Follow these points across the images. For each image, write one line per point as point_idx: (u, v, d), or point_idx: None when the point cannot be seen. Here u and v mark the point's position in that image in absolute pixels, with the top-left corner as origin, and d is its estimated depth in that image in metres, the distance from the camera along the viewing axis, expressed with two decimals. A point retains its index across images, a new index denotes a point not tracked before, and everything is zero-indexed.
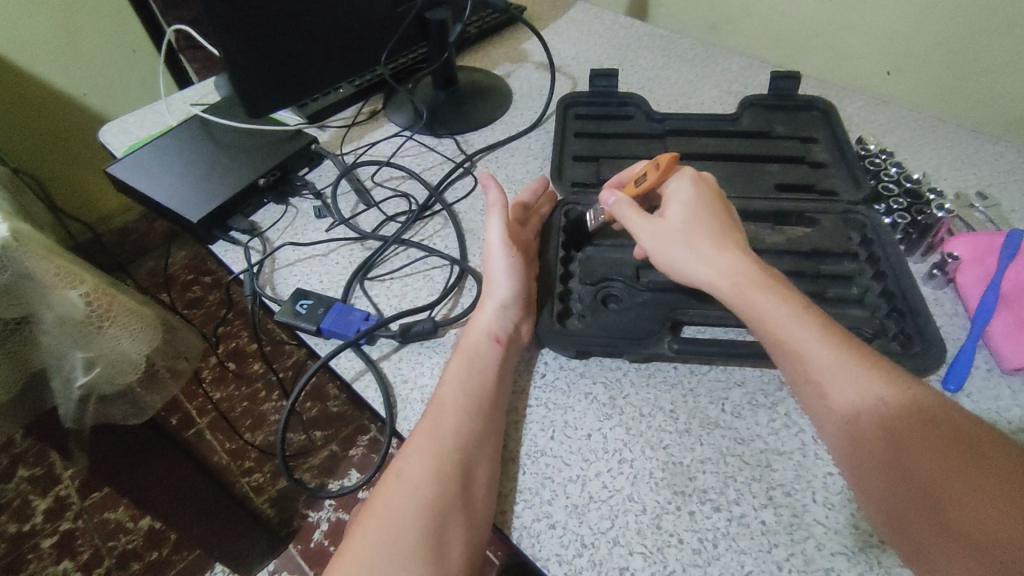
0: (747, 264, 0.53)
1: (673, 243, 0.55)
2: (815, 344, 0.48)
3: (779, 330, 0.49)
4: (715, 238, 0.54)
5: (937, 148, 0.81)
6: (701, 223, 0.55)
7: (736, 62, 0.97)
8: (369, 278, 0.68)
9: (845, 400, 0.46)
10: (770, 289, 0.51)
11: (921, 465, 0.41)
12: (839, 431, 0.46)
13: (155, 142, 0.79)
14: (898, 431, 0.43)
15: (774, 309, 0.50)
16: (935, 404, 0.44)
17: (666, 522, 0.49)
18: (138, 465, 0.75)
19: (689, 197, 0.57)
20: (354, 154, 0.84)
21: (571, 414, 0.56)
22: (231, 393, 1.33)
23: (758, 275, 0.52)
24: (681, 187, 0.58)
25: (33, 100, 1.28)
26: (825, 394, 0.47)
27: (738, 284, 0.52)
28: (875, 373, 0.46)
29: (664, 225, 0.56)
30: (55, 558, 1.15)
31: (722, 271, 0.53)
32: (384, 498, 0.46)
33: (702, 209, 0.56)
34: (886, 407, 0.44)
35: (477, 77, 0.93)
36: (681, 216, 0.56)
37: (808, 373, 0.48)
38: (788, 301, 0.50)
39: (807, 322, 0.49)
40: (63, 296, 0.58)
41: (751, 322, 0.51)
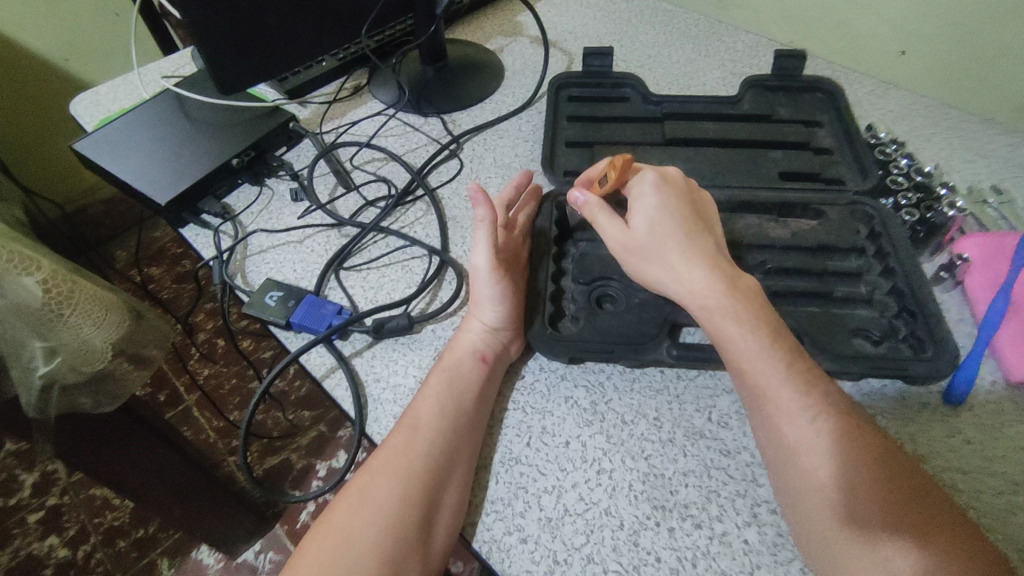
0: (720, 280, 0.49)
1: (643, 258, 0.52)
2: (775, 379, 0.46)
3: (744, 361, 0.47)
4: (683, 250, 0.51)
5: (951, 137, 0.76)
6: (668, 237, 0.51)
7: (742, 40, 0.92)
8: (345, 267, 0.65)
9: (803, 435, 0.44)
10: (735, 315, 0.48)
11: (872, 501, 0.41)
12: (788, 465, 0.44)
13: (125, 116, 0.75)
14: (847, 467, 0.42)
15: (738, 337, 0.48)
16: (880, 437, 0.44)
17: (644, 539, 0.46)
18: (112, 452, 0.71)
19: (654, 204, 0.52)
20: (335, 133, 0.80)
21: (550, 419, 0.53)
22: (218, 371, 1.31)
23: (727, 297, 0.49)
24: (645, 192, 0.54)
25: (11, 64, 1.23)
26: (774, 425, 0.46)
27: (710, 305, 0.49)
28: (823, 405, 0.45)
29: (632, 236, 0.53)
30: (42, 534, 1.14)
31: (696, 288, 0.50)
32: (343, 517, 0.45)
33: (668, 218, 0.52)
34: (837, 443, 0.43)
35: (468, 52, 0.88)
36: (647, 227, 0.52)
37: (766, 406, 0.46)
38: (756, 331, 0.48)
39: (771, 355, 0.47)
40: (17, 283, 0.56)
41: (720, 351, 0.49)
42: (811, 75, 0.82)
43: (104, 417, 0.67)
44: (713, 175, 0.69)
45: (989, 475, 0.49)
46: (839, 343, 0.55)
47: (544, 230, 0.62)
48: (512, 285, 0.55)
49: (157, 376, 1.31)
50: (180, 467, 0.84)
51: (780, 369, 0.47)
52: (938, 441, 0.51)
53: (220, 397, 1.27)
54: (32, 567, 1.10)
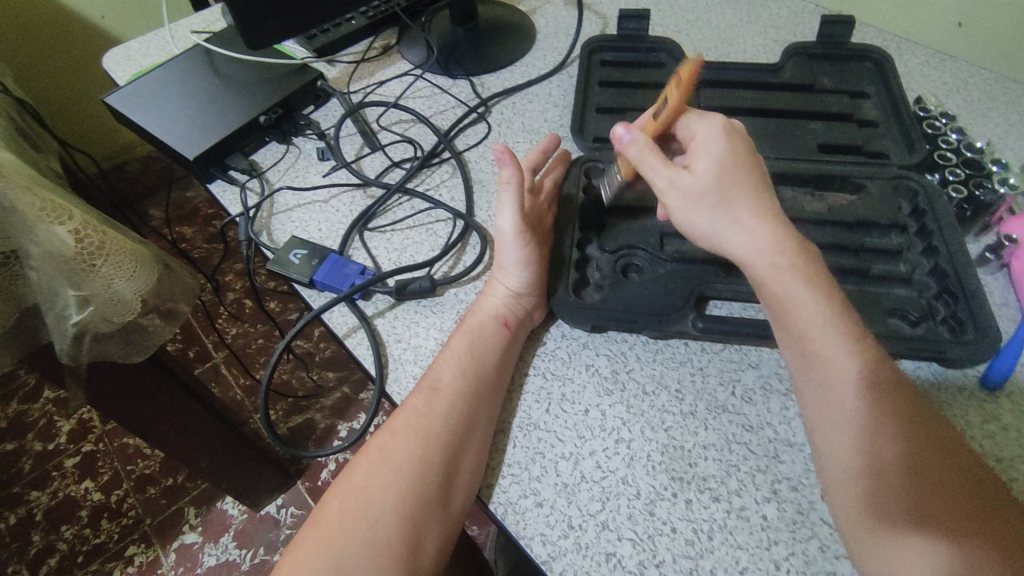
0: (784, 242, 0.47)
1: (701, 209, 0.48)
2: (839, 351, 0.44)
3: (811, 327, 0.45)
4: (750, 203, 0.47)
5: (1006, 112, 0.72)
6: (736, 186, 0.47)
7: (787, 5, 0.88)
8: (370, 228, 0.65)
9: (852, 406, 0.43)
10: (801, 276, 0.46)
11: (897, 483, 0.40)
12: (831, 437, 0.43)
13: (156, 71, 0.75)
14: (881, 442, 0.42)
15: (806, 304, 0.45)
16: (918, 418, 0.43)
17: (660, 509, 0.46)
18: (141, 398, 0.74)
19: (722, 152, 0.47)
20: (362, 93, 0.79)
21: (570, 386, 0.53)
22: (246, 330, 1.33)
23: (794, 259, 0.46)
24: (711, 136, 0.48)
25: (47, 20, 1.23)
26: (834, 397, 0.44)
27: (776, 271, 0.46)
28: (881, 381, 0.44)
29: (694, 182, 0.47)
30: (78, 477, 1.19)
31: (757, 249, 0.47)
32: (365, 475, 0.45)
33: (734, 166, 0.47)
34: (880, 419, 0.42)
35: (499, 12, 0.86)
36: (713, 173, 0.47)
37: (824, 377, 0.44)
38: (823, 300, 0.46)
39: (836, 326, 0.45)
40: (49, 232, 0.57)
41: (779, 321, 0.47)
42: (859, 43, 0.78)
43: (132, 364, 0.70)
44: (749, 145, 0.67)
45: None
46: (875, 322, 0.53)
47: (570, 196, 0.61)
48: (537, 251, 0.55)
49: (187, 332, 1.34)
50: (207, 420, 0.86)
51: (846, 342, 0.45)
52: (973, 427, 0.49)
53: (247, 355, 1.30)
54: (68, 509, 1.15)
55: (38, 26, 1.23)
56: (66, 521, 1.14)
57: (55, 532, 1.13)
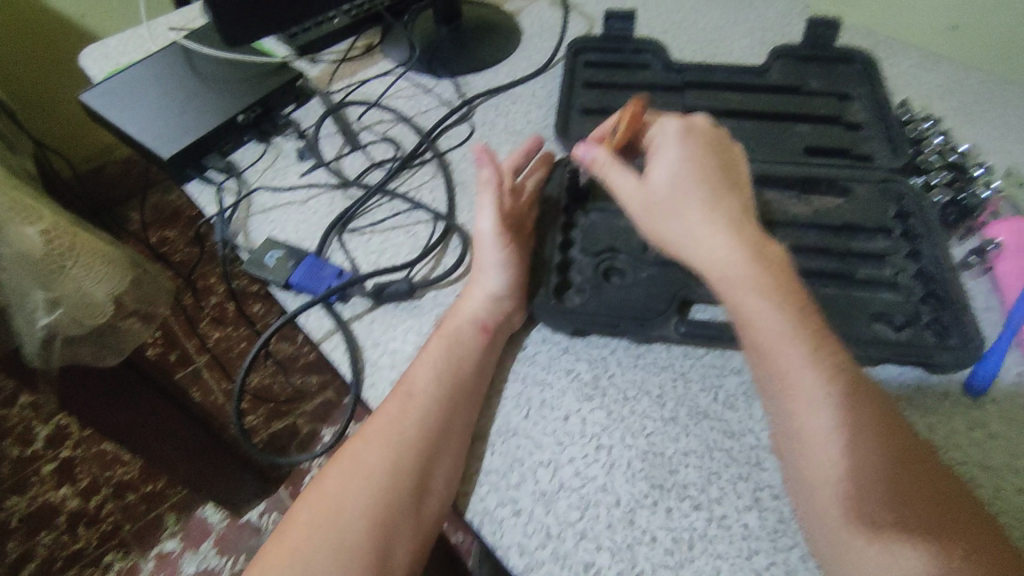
0: (743, 247, 0.46)
1: (664, 211, 0.48)
2: (798, 364, 0.42)
3: (765, 339, 0.44)
4: (709, 203, 0.47)
5: (992, 116, 0.72)
6: (692, 186, 0.48)
7: (774, 7, 0.87)
8: (349, 229, 0.64)
9: (817, 420, 0.41)
10: (760, 287, 0.44)
11: (879, 492, 0.39)
12: (805, 451, 0.41)
13: (131, 69, 0.74)
14: (862, 452, 0.40)
15: (763, 313, 0.44)
16: (899, 428, 0.41)
17: (639, 518, 0.45)
18: (117, 404, 0.71)
19: (679, 156, 0.50)
20: (344, 92, 0.78)
21: (549, 392, 0.52)
22: (229, 333, 1.31)
23: (756, 266, 0.45)
24: (670, 141, 0.51)
25: (25, 17, 1.21)
26: (797, 412, 0.42)
27: (741, 279, 0.45)
28: (847, 392, 0.42)
29: (652, 187, 0.49)
30: (55, 483, 1.17)
31: (718, 253, 0.46)
32: (335, 483, 0.44)
33: (697, 165, 0.49)
34: (855, 431, 0.40)
35: (485, 12, 0.85)
36: (671, 177, 0.49)
37: (787, 390, 0.43)
38: (783, 309, 0.44)
39: (797, 337, 0.43)
40: (20, 232, 0.56)
41: (744, 329, 0.45)
42: (846, 45, 0.78)
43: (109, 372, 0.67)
44: (735, 147, 0.66)
45: (1009, 471, 0.47)
46: (859, 327, 0.52)
47: (552, 198, 0.60)
48: (517, 252, 0.54)
49: (169, 335, 1.32)
50: (185, 426, 0.84)
51: (807, 354, 0.43)
52: (958, 434, 0.49)
53: (229, 358, 1.28)
54: (45, 516, 1.13)
55: (15, 24, 1.21)
56: (43, 528, 1.12)
57: (32, 538, 1.11)
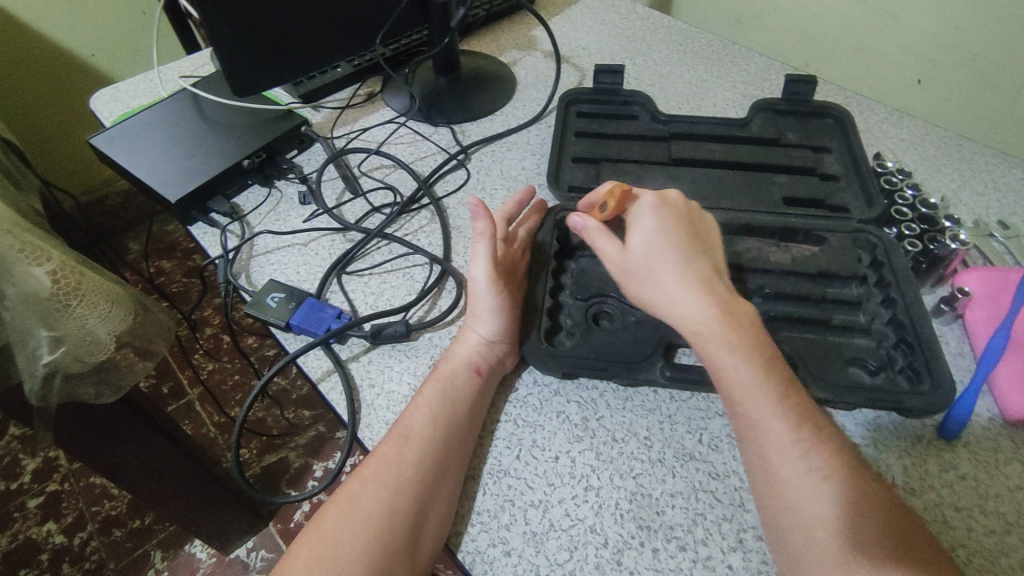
0: (715, 305, 0.48)
1: (641, 281, 0.50)
2: (767, 414, 0.44)
3: (736, 390, 0.46)
4: (675, 276, 0.49)
5: (960, 169, 0.76)
6: (664, 258, 0.50)
7: (756, 62, 0.92)
8: (347, 272, 0.66)
9: (785, 467, 0.43)
10: (731, 342, 0.46)
11: (868, 531, 0.40)
12: (778, 497, 0.43)
13: (141, 114, 0.77)
14: (846, 496, 0.42)
15: (733, 366, 0.46)
16: (867, 478, 0.43)
17: (627, 558, 0.46)
18: (111, 440, 0.72)
19: (653, 226, 0.51)
20: (345, 138, 0.81)
21: (540, 433, 0.53)
22: (222, 366, 1.32)
23: (725, 320, 0.47)
24: (644, 215, 0.53)
25: (37, 58, 1.25)
26: (767, 460, 0.44)
27: (713, 337, 0.47)
28: (814, 441, 0.44)
29: (630, 258, 0.51)
30: (40, 519, 1.15)
31: (688, 313, 0.48)
32: (333, 524, 0.45)
33: (666, 241, 0.51)
34: (826, 478, 0.42)
35: (481, 63, 0.89)
36: (644, 248, 0.51)
37: (757, 438, 0.45)
38: (752, 362, 0.46)
39: (764, 388, 0.45)
40: (27, 272, 0.57)
41: (715, 380, 0.47)
42: (822, 99, 0.82)
43: (103, 406, 0.68)
44: (718, 196, 0.70)
45: (980, 512, 0.49)
46: (835, 371, 0.54)
47: (544, 246, 0.63)
48: (510, 298, 0.56)
49: (163, 368, 1.32)
50: (177, 460, 0.84)
51: (773, 404, 0.45)
52: (931, 476, 0.51)
53: (222, 392, 1.28)
54: (28, 552, 1.11)
55: (27, 63, 1.25)
56: (24, 566, 1.10)
57: None
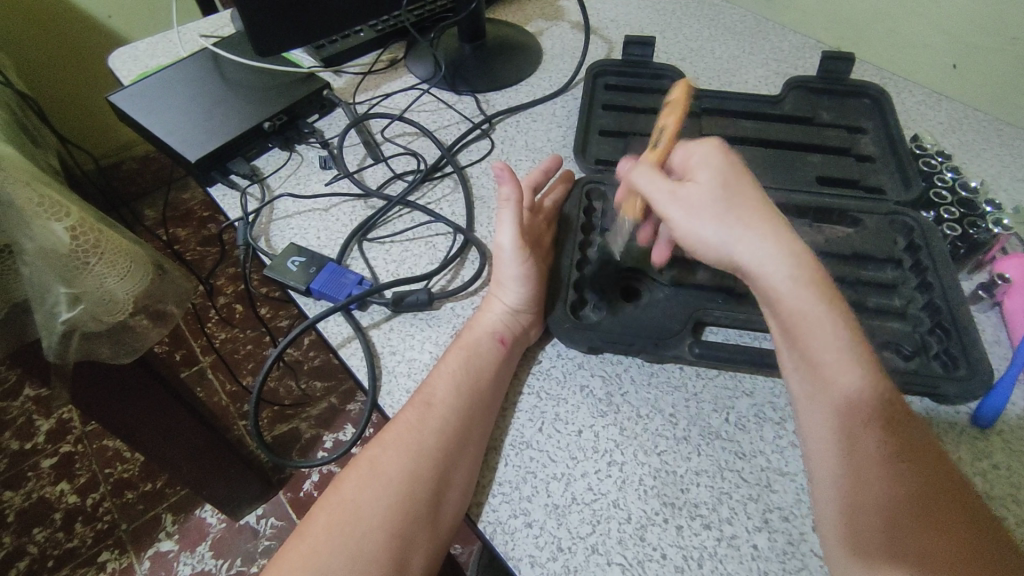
0: (796, 249, 0.44)
1: (706, 219, 0.45)
2: (840, 364, 0.41)
3: (812, 341, 0.42)
4: (753, 224, 0.44)
5: (999, 154, 0.74)
6: (735, 198, 0.45)
7: (788, 40, 0.90)
8: (369, 239, 0.65)
9: (840, 435, 0.41)
10: (807, 285, 0.43)
11: (877, 514, 0.39)
12: (823, 464, 0.42)
13: (160, 73, 0.76)
14: (867, 481, 0.40)
15: (808, 313, 0.42)
16: (919, 460, 0.40)
17: (650, 534, 0.45)
18: (126, 400, 0.72)
19: (722, 165, 0.47)
20: (367, 104, 0.80)
21: (563, 407, 0.52)
22: (235, 335, 1.32)
23: (801, 271, 0.43)
24: (707, 155, 0.48)
25: (52, 17, 1.24)
26: (830, 424, 0.42)
27: (787, 284, 0.43)
28: (877, 407, 0.41)
29: (689, 195, 0.46)
30: (54, 478, 1.16)
31: (765, 257, 0.43)
32: (354, 487, 0.45)
33: (734, 183, 0.46)
34: (870, 448, 0.40)
35: (507, 32, 0.87)
36: (715, 183, 0.46)
37: (829, 398, 0.41)
38: (830, 314, 0.42)
39: (842, 341, 0.42)
40: (46, 227, 0.53)
41: (785, 328, 0.43)
42: (857, 78, 0.79)
43: (119, 365, 0.67)
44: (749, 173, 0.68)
45: (1014, 502, 0.48)
46: None
47: (569, 217, 0.61)
48: (536, 267, 0.55)
49: (175, 335, 1.32)
50: (190, 424, 0.84)
51: (850, 359, 0.42)
52: (964, 464, 0.49)
53: (234, 360, 1.28)
54: (41, 511, 1.12)
55: (43, 22, 1.23)
56: (37, 524, 1.11)
57: (27, 534, 1.10)
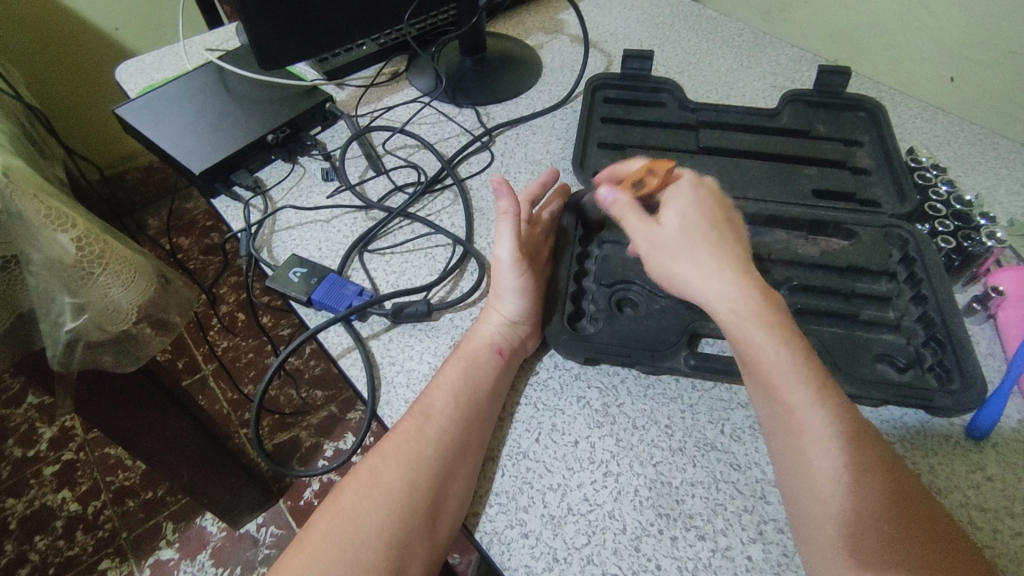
0: (755, 291, 0.45)
1: (673, 259, 0.46)
2: (805, 403, 0.42)
3: (773, 374, 0.44)
4: (715, 261, 0.45)
5: (996, 167, 0.74)
6: (699, 238, 0.46)
7: (786, 53, 0.91)
8: (369, 250, 0.66)
9: (818, 461, 0.41)
10: (765, 323, 0.44)
11: (869, 531, 0.39)
12: (804, 488, 0.42)
13: (164, 86, 0.77)
14: (852, 493, 0.40)
15: (770, 350, 0.43)
16: (901, 476, 0.41)
17: (645, 545, 0.46)
18: (128, 409, 0.73)
19: (691, 201, 0.47)
20: (369, 117, 0.81)
21: (560, 417, 0.53)
22: (236, 343, 1.33)
23: (760, 309, 0.44)
24: (681, 189, 0.49)
25: (61, 29, 1.25)
26: (805, 452, 0.42)
27: (742, 322, 0.44)
28: (850, 434, 0.42)
29: (661, 234, 0.47)
30: (55, 486, 1.17)
31: (725, 298, 0.44)
32: (352, 499, 0.45)
33: (702, 220, 0.47)
34: (851, 469, 0.41)
35: (507, 46, 0.88)
36: (680, 223, 0.47)
37: (794, 428, 0.43)
38: (788, 348, 0.44)
39: (802, 373, 0.43)
40: (51, 239, 0.54)
41: (748, 365, 0.45)
42: (853, 92, 0.80)
43: (122, 374, 0.68)
44: (746, 186, 0.68)
45: (1008, 515, 0.48)
46: (862, 367, 0.53)
47: (566, 230, 0.62)
48: (533, 279, 0.55)
49: (178, 343, 1.33)
50: (191, 432, 0.84)
51: (811, 392, 0.43)
52: (957, 477, 0.50)
53: (236, 368, 1.29)
54: (43, 519, 1.13)
55: (51, 35, 1.25)
56: (39, 531, 1.12)
57: (28, 542, 1.10)
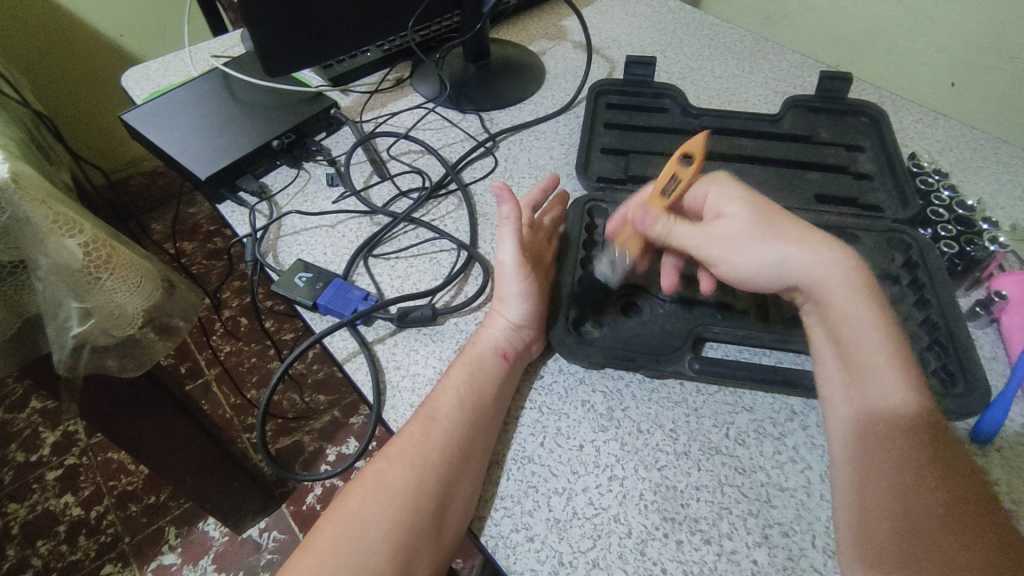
0: (842, 270, 0.48)
1: (745, 244, 0.49)
2: (895, 383, 0.44)
3: (866, 356, 0.45)
4: (795, 244, 0.49)
5: (998, 172, 0.75)
6: (771, 222, 0.50)
7: (788, 59, 0.91)
8: (374, 255, 0.66)
9: (901, 441, 0.42)
10: (859, 305, 0.47)
11: (928, 523, 0.39)
12: (875, 470, 0.42)
13: (170, 92, 0.77)
14: (920, 482, 0.40)
15: (865, 331, 0.46)
16: (961, 471, 0.41)
17: (650, 549, 0.46)
18: (132, 413, 0.73)
19: (744, 192, 0.52)
20: (374, 122, 0.82)
21: (565, 421, 0.53)
22: (239, 348, 1.33)
23: (853, 291, 0.47)
24: (726, 188, 0.52)
25: (66, 36, 1.26)
26: (890, 433, 0.43)
27: (842, 300, 0.47)
28: (928, 421, 0.43)
29: (725, 228, 0.50)
30: (58, 491, 1.17)
31: (818, 277, 0.48)
32: (359, 503, 0.45)
33: (763, 206, 0.51)
34: (922, 457, 0.41)
35: (510, 52, 0.89)
36: (745, 210, 0.50)
37: (880, 409, 0.44)
38: (884, 331, 0.46)
39: (894, 358, 0.45)
40: (59, 244, 0.54)
41: (841, 346, 0.46)
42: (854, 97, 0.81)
43: (127, 379, 0.68)
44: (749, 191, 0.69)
45: (1013, 519, 0.48)
46: None
47: (569, 235, 0.62)
48: (537, 283, 0.56)
49: (181, 347, 1.33)
50: (194, 437, 0.84)
51: (898, 374, 0.44)
52: None
53: (239, 373, 1.29)
54: (45, 523, 1.13)
55: (57, 42, 1.26)
56: (41, 536, 1.12)
57: (30, 546, 1.10)
